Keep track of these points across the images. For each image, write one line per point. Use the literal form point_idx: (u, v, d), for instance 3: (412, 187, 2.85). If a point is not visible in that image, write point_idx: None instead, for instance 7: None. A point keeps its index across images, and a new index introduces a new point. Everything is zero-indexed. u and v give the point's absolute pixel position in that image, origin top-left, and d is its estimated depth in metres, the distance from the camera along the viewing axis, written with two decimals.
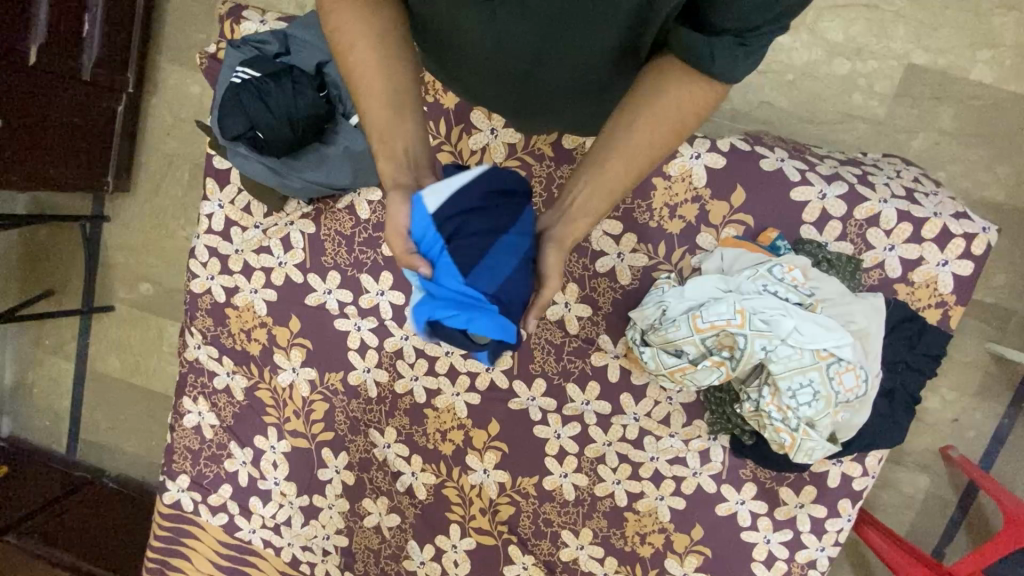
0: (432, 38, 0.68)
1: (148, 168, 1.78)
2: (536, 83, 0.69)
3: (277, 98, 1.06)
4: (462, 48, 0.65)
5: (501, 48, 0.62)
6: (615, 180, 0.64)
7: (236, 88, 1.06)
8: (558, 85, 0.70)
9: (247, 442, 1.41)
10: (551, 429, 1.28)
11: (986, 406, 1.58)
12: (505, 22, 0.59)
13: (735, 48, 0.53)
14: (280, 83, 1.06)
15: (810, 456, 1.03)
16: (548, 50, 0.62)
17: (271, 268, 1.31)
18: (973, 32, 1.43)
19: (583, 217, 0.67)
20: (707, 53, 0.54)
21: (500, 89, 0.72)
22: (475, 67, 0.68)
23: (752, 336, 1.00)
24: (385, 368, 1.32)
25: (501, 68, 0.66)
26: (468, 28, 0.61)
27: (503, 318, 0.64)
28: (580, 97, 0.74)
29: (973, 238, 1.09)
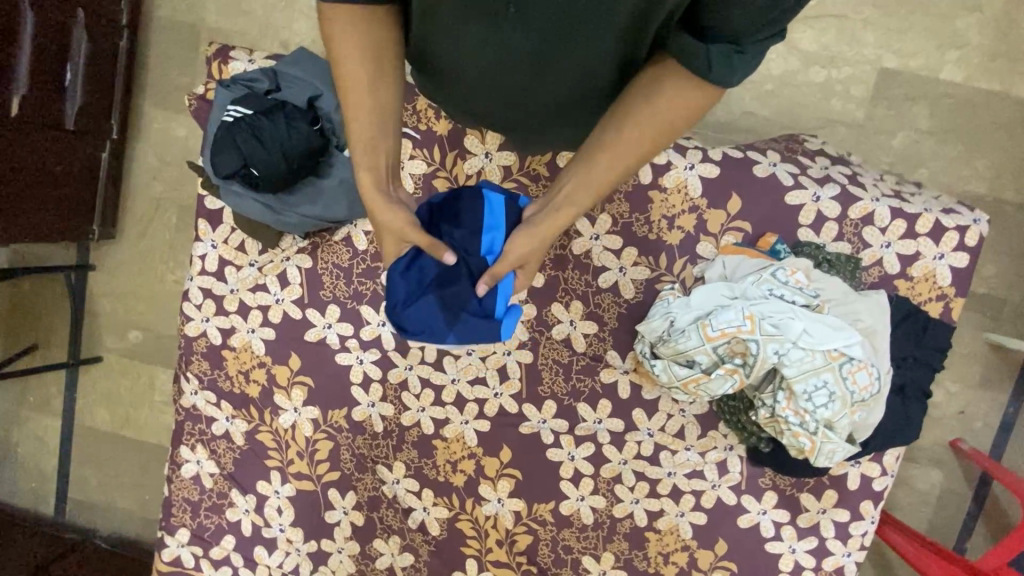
0: (429, 51, 0.67)
1: (135, 214, 1.75)
2: (538, 93, 0.68)
3: (271, 133, 1.04)
4: (460, 60, 0.65)
5: (502, 59, 0.62)
6: (600, 175, 0.69)
7: (228, 126, 1.05)
8: (558, 98, 0.70)
9: (250, 488, 1.35)
10: (564, 451, 1.25)
11: (989, 396, 1.59)
12: (504, 33, 0.58)
13: (731, 57, 0.55)
14: (273, 119, 1.05)
15: (832, 459, 1.02)
16: (553, 59, 0.61)
17: (268, 305, 1.27)
18: (939, 35, 1.49)
19: (569, 206, 0.75)
20: (706, 61, 0.55)
21: (499, 105, 0.72)
22: (476, 82, 0.68)
23: (764, 341, 0.99)
24: (390, 401, 1.29)
25: (500, 79, 0.66)
26: (467, 37, 0.60)
27: (424, 323, 0.81)
28: (582, 109, 0.73)
29: (965, 230, 1.11)
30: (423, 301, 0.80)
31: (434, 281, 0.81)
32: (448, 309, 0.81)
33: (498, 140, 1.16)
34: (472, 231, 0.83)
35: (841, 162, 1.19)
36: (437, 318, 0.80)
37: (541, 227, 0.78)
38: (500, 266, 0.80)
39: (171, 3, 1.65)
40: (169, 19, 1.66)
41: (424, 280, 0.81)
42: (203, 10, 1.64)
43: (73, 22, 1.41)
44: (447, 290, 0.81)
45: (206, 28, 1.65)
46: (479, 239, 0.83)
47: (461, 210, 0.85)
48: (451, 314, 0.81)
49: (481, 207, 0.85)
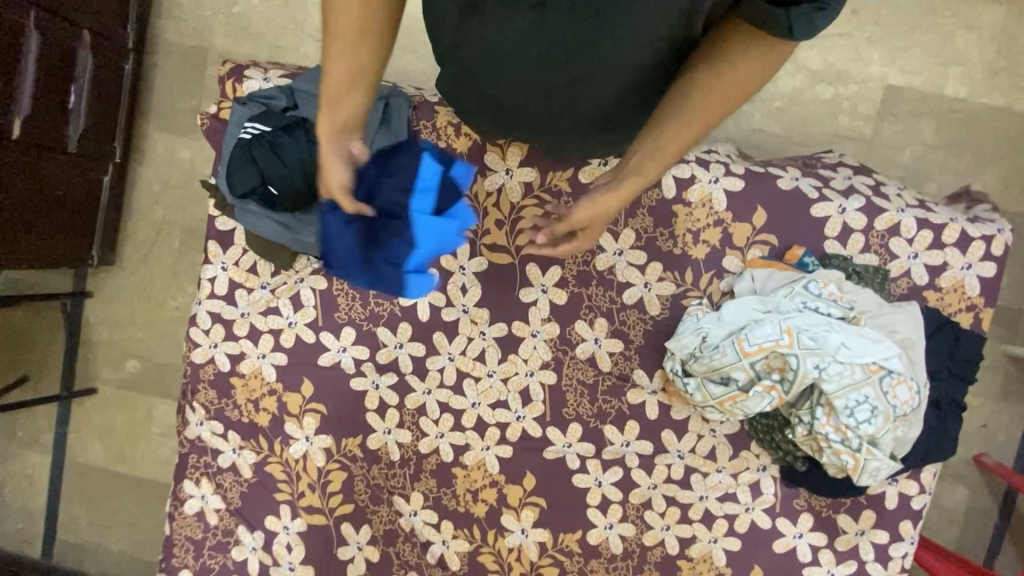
0: (465, 60, 0.68)
1: (135, 238, 1.70)
2: (571, 104, 0.70)
3: (291, 150, 1.02)
4: (501, 64, 0.66)
5: (545, 57, 0.63)
6: (669, 143, 0.73)
7: (247, 144, 1.02)
8: (594, 104, 0.71)
9: (257, 524, 1.27)
10: (591, 476, 1.20)
11: (1011, 409, 1.57)
12: (549, 26, 0.59)
13: (813, 14, 0.53)
14: (293, 136, 1.03)
15: (876, 477, 0.99)
16: (595, 55, 0.62)
17: (280, 329, 1.22)
18: (942, 52, 1.53)
19: (636, 175, 0.79)
20: (786, 26, 0.54)
21: (534, 114, 0.74)
22: (516, 86, 0.69)
23: (803, 355, 0.97)
24: (407, 428, 1.23)
25: (540, 81, 0.67)
26: (510, 42, 0.62)
27: (346, 269, 0.95)
28: (615, 113, 0.75)
29: (991, 240, 1.10)
30: (343, 240, 0.83)
31: (358, 229, 0.92)
32: (367, 253, 0.93)
33: (519, 157, 1.14)
34: (406, 195, 0.93)
35: (863, 172, 1.19)
36: (354, 260, 0.93)
37: (611, 194, 0.84)
38: (562, 225, 0.92)
39: (178, 26, 1.64)
40: (177, 42, 1.65)
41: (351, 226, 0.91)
42: (210, 34, 1.63)
43: (79, 43, 1.38)
44: (370, 240, 0.93)
45: (214, 51, 1.64)
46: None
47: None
48: (369, 261, 0.94)
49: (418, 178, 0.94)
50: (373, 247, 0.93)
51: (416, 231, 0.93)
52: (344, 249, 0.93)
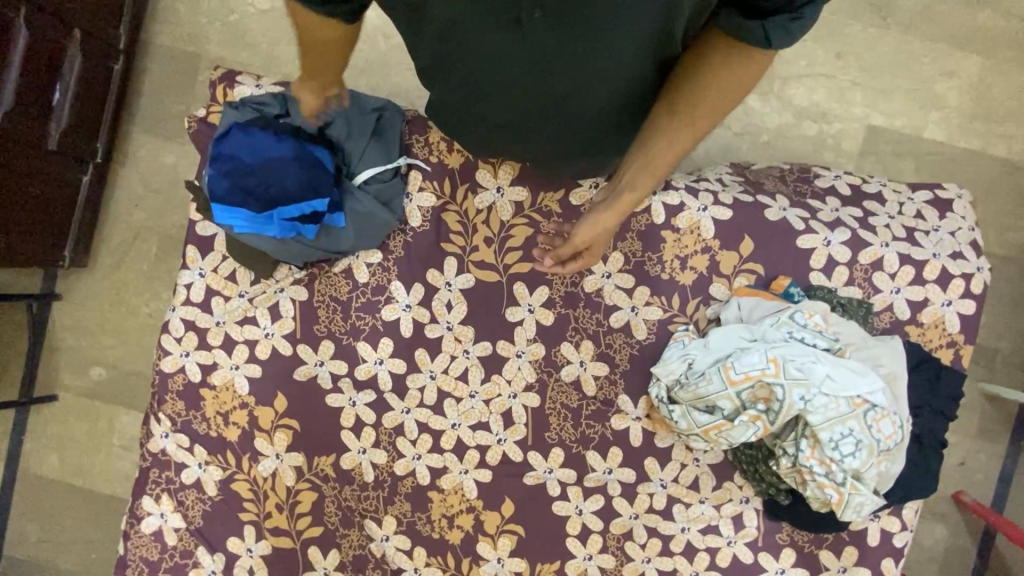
0: (455, 65, 0.68)
1: (112, 241, 1.65)
2: (563, 104, 0.71)
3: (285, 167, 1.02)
4: (487, 77, 0.68)
5: (525, 69, 0.64)
6: (658, 155, 0.77)
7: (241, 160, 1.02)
8: (585, 106, 0.72)
9: (219, 546, 1.20)
10: (571, 504, 1.17)
11: (988, 447, 1.59)
12: (523, 41, 0.60)
13: (788, 24, 0.55)
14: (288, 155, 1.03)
15: (859, 513, 0.98)
16: (575, 63, 0.63)
17: (256, 340, 1.17)
18: (920, 97, 1.60)
19: (632, 190, 0.84)
20: (763, 35, 0.57)
21: (526, 115, 0.73)
22: (505, 97, 0.71)
23: (789, 386, 0.96)
24: (383, 448, 1.18)
25: (523, 91, 0.68)
26: (509, 46, 0.61)
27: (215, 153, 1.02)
28: (609, 113, 0.76)
29: (970, 277, 1.12)
30: (234, 156, 1.01)
31: (250, 158, 1.02)
32: (231, 165, 1.01)
33: (511, 175, 1.14)
34: (296, 189, 1.02)
35: (853, 202, 1.18)
36: (223, 158, 1.02)
37: (606, 212, 0.90)
38: (569, 247, 0.99)
39: (172, 30, 1.63)
40: (169, 45, 1.63)
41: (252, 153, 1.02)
42: (204, 40, 1.62)
43: (69, 42, 1.36)
44: (241, 168, 1.01)
45: (208, 57, 1.62)
46: (297, 198, 1.03)
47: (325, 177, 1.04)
48: (227, 171, 1.01)
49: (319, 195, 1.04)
50: (236, 170, 1.01)
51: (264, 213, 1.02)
52: (232, 147, 1.02)
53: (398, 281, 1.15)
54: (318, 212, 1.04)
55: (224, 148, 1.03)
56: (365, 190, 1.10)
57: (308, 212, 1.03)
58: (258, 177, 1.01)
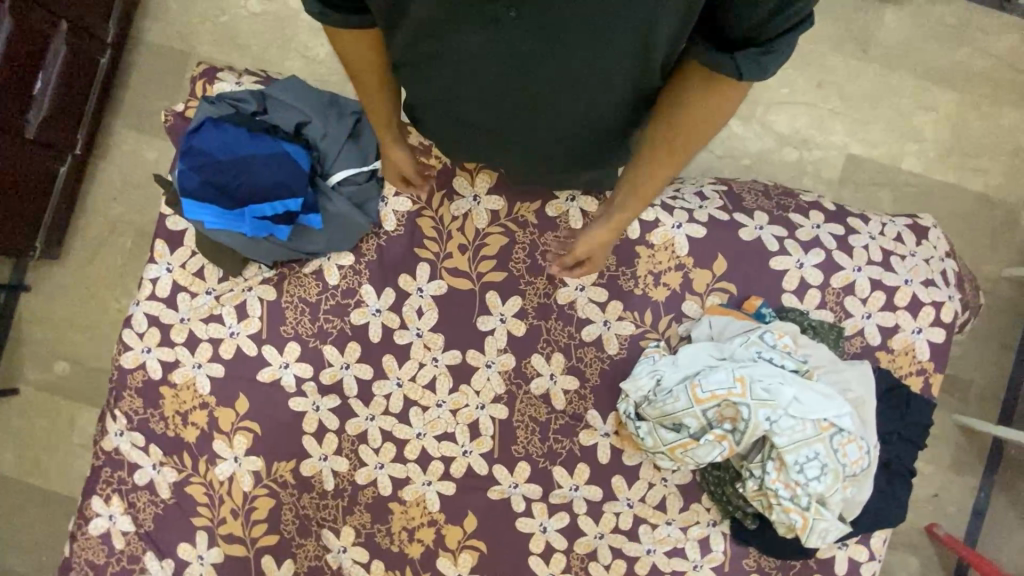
0: (450, 66, 0.66)
1: (86, 234, 1.62)
2: (564, 103, 0.70)
3: (259, 165, 1.01)
4: (478, 77, 0.67)
5: (516, 68, 0.63)
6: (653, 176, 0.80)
7: (212, 156, 1.00)
8: (577, 108, 0.71)
9: (169, 552, 1.16)
10: (536, 521, 1.14)
11: (962, 479, 1.59)
12: (511, 39, 0.59)
13: (759, 58, 0.56)
14: (264, 152, 1.02)
15: (824, 539, 0.96)
16: (564, 64, 0.62)
17: (220, 339, 1.15)
18: (899, 129, 1.63)
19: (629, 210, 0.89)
20: (734, 67, 0.58)
21: (526, 113, 0.72)
22: (498, 98, 0.70)
23: (755, 406, 0.95)
24: (345, 455, 1.15)
25: (515, 90, 0.67)
26: (507, 44, 0.60)
27: (186, 148, 1.01)
28: (603, 117, 0.75)
29: (941, 306, 1.13)
30: (206, 152, 1.00)
31: (222, 154, 1.01)
32: (202, 161, 1.00)
33: (488, 184, 1.14)
34: (268, 187, 1.01)
35: (832, 221, 1.17)
36: (194, 152, 1.00)
37: (603, 228, 0.96)
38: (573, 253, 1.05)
39: (162, 28, 1.63)
40: (158, 43, 1.63)
41: (225, 149, 1.01)
42: (195, 40, 1.63)
43: (54, 33, 1.35)
44: (212, 163, 1.00)
45: (196, 56, 1.63)
46: (269, 195, 1.01)
47: (298, 175, 1.03)
48: (197, 166, 1.00)
49: (290, 194, 1.02)
50: (207, 165, 1.00)
51: (234, 211, 1.00)
52: (205, 142, 1.01)
53: (370, 285, 1.14)
54: (288, 210, 1.02)
55: (196, 143, 1.01)
56: (339, 191, 1.08)
57: (280, 212, 1.02)
58: (229, 173, 1.00)
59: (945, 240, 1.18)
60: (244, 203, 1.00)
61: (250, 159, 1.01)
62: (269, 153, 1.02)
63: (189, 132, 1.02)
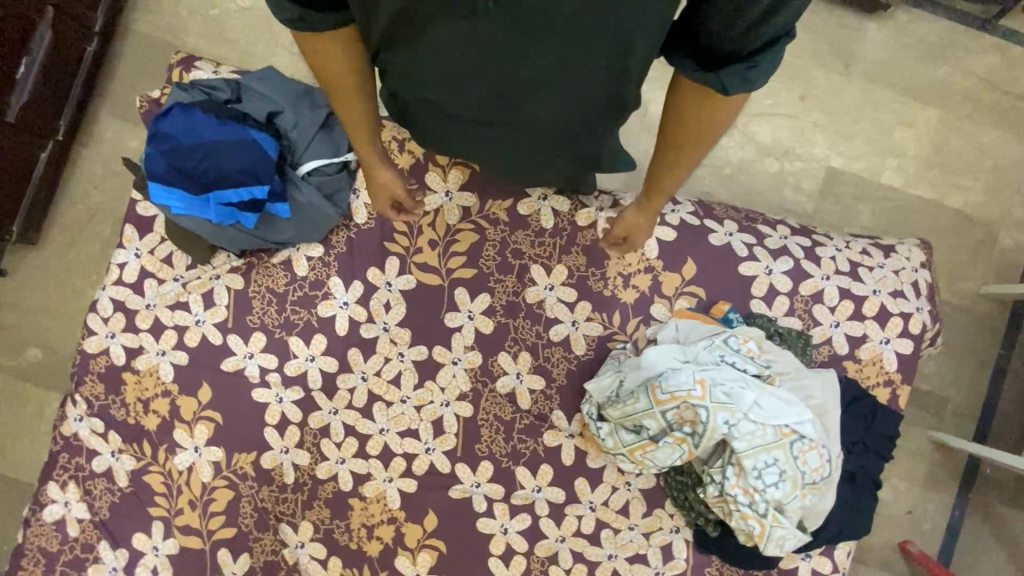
0: (450, 69, 0.67)
1: (65, 220, 1.62)
2: (560, 100, 0.71)
3: (228, 152, 1.01)
4: (479, 80, 0.68)
5: (518, 70, 0.65)
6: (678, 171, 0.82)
7: (180, 140, 1.01)
8: (567, 107, 0.73)
9: (124, 541, 1.14)
10: (497, 522, 1.13)
11: (936, 497, 1.57)
12: (514, 41, 0.61)
13: (744, 73, 0.59)
14: (233, 140, 1.02)
15: (781, 547, 0.95)
16: (561, 63, 0.64)
17: (185, 327, 1.14)
18: (879, 144, 1.64)
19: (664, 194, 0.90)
20: (721, 84, 0.61)
21: (522, 112, 0.74)
22: (496, 99, 0.71)
23: (713, 409, 0.94)
24: (307, 449, 1.14)
25: (514, 90, 0.69)
26: (508, 45, 0.61)
27: (155, 132, 1.01)
28: (589, 117, 0.77)
29: (909, 317, 1.13)
30: (174, 136, 1.01)
31: (190, 139, 1.01)
32: (170, 146, 1.01)
33: (460, 180, 1.15)
34: (235, 174, 1.01)
35: (803, 230, 1.17)
36: (162, 137, 1.01)
37: (639, 211, 0.97)
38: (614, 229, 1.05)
39: (151, 19, 1.64)
40: (147, 34, 1.64)
41: (194, 134, 1.02)
42: (183, 33, 1.64)
43: (40, 19, 1.37)
44: (180, 148, 1.00)
45: (184, 48, 1.64)
46: (235, 182, 1.01)
47: (266, 162, 1.03)
48: (165, 151, 1.00)
49: (257, 180, 1.02)
50: (175, 150, 1.00)
51: (200, 197, 1.01)
52: (174, 127, 1.02)
53: (338, 277, 1.13)
54: (254, 197, 1.02)
55: (165, 127, 1.02)
56: (309, 181, 1.08)
57: (245, 199, 1.02)
58: (196, 159, 1.00)
59: (919, 252, 1.17)
60: (210, 189, 1.01)
61: (219, 146, 1.01)
62: (237, 139, 1.02)
63: (159, 117, 1.03)
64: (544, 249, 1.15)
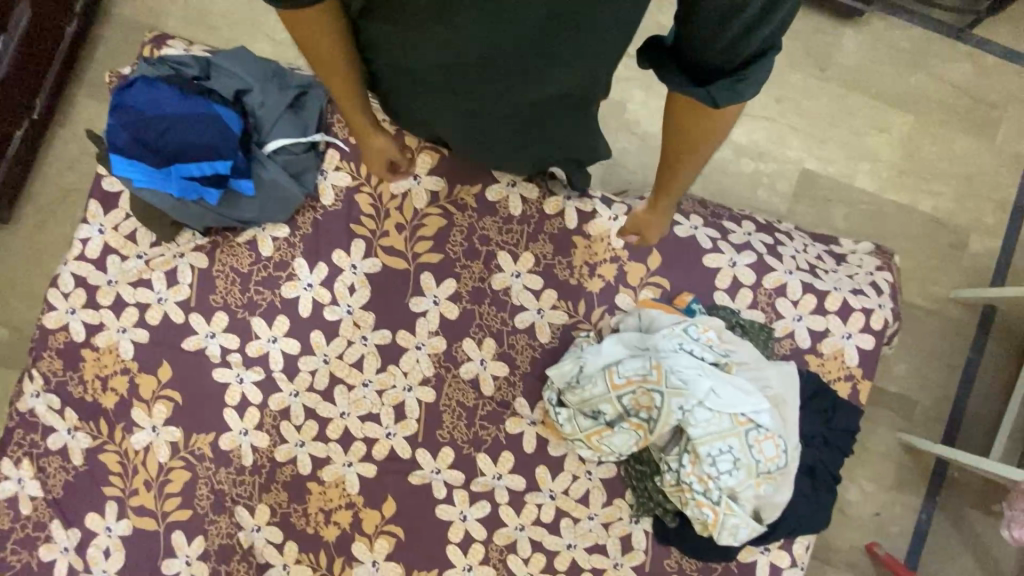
0: (454, 63, 0.69)
1: (37, 200, 1.61)
2: (546, 91, 0.74)
3: (190, 126, 1.01)
4: (480, 74, 0.70)
5: (518, 64, 0.68)
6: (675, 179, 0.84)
7: (143, 112, 1.01)
8: (550, 100, 0.76)
9: (76, 521, 1.12)
10: (456, 509, 1.12)
11: (903, 500, 1.58)
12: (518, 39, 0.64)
13: (733, 85, 0.60)
14: (198, 115, 1.02)
15: (735, 536, 0.95)
16: (555, 59, 0.67)
17: (147, 304, 1.13)
18: (853, 148, 1.66)
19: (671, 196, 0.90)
20: (711, 98, 0.62)
21: (515, 104, 0.77)
22: (492, 91, 0.74)
23: (668, 395, 0.95)
24: (266, 431, 1.13)
25: (509, 84, 0.72)
26: (511, 42, 0.64)
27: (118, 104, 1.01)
28: (569, 111, 0.81)
29: (871, 312, 1.14)
30: (137, 108, 1.00)
31: (153, 112, 1.01)
32: (132, 117, 1.00)
33: (429, 165, 1.15)
34: (198, 149, 1.01)
35: (769, 226, 1.18)
36: (126, 109, 1.01)
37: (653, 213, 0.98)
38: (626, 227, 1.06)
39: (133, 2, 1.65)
40: (129, 17, 1.65)
41: (157, 107, 1.01)
42: (165, 17, 1.64)
43: None
44: (142, 119, 1.00)
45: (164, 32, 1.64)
46: (199, 156, 1.01)
47: (229, 138, 1.03)
48: (127, 123, 1.00)
49: (220, 155, 1.02)
50: (137, 122, 1.00)
51: (163, 170, 1.01)
52: (137, 99, 1.02)
53: (302, 258, 1.13)
54: (217, 172, 1.02)
55: (129, 99, 1.02)
56: (274, 159, 1.09)
57: (207, 174, 1.02)
58: (157, 132, 1.00)
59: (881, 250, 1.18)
60: (173, 162, 1.01)
61: (181, 119, 1.01)
62: (201, 114, 1.02)
63: (122, 88, 1.02)
64: (511, 236, 1.15)
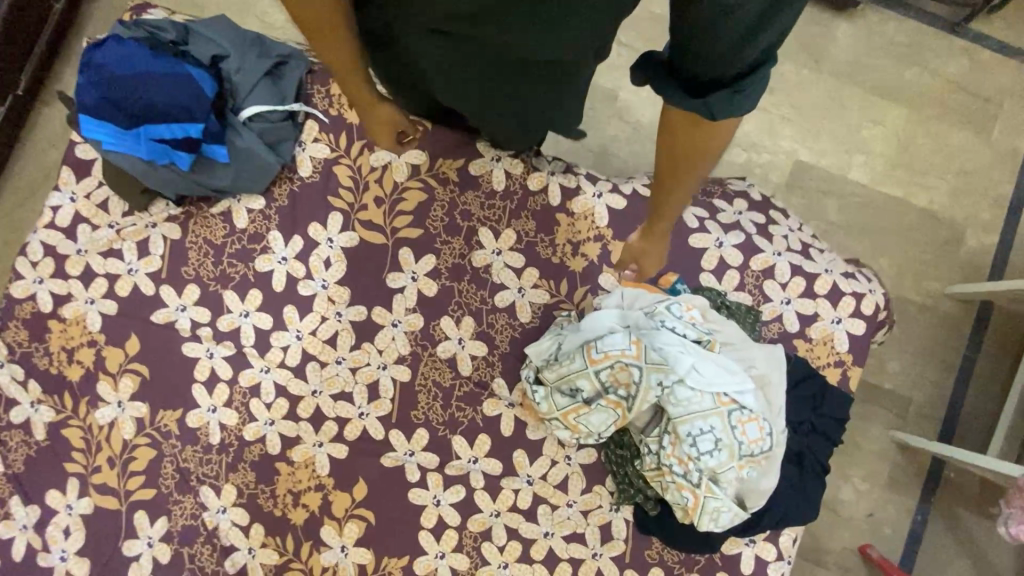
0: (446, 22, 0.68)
1: (20, 175, 1.59)
2: (533, 65, 0.73)
3: (164, 89, 0.99)
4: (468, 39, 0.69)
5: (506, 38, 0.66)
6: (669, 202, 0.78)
7: (115, 73, 0.99)
8: (534, 68, 0.75)
9: (36, 498, 1.08)
10: (430, 494, 1.08)
11: (897, 500, 1.53)
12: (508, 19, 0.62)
13: (733, 97, 0.56)
14: (172, 79, 1.00)
15: (717, 521, 0.91)
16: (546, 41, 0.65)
17: (117, 275, 1.10)
18: (847, 140, 1.64)
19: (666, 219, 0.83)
20: (709, 111, 0.58)
21: (501, 65, 0.76)
22: (477, 55, 0.73)
23: (647, 370, 0.92)
24: (235, 408, 1.09)
25: (495, 48, 0.71)
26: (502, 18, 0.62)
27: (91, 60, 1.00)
28: (551, 83, 0.78)
29: (861, 296, 1.10)
30: (109, 68, 0.99)
31: (126, 72, 0.99)
32: (103, 76, 0.99)
33: None
34: (170, 111, 0.99)
35: (758, 207, 1.15)
36: (98, 66, 0.99)
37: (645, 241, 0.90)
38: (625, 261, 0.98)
39: None
40: None
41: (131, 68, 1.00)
42: None
43: None
44: (114, 78, 0.99)
45: None
46: (171, 119, 1.00)
47: (203, 103, 1.01)
48: (98, 81, 0.98)
49: (193, 119, 1.01)
50: (108, 80, 0.98)
51: (132, 130, 0.99)
52: (110, 58, 1.00)
53: (277, 231, 1.10)
54: (189, 137, 1.01)
55: (102, 58, 1.00)
56: (249, 127, 1.07)
57: (179, 137, 1.00)
58: (129, 91, 0.98)
59: None
60: (143, 123, 0.99)
61: (155, 82, 1.00)
62: (176, 77, 1.01)
63: (95, 45, 1.01)
64: (493, 213, 1.12)
